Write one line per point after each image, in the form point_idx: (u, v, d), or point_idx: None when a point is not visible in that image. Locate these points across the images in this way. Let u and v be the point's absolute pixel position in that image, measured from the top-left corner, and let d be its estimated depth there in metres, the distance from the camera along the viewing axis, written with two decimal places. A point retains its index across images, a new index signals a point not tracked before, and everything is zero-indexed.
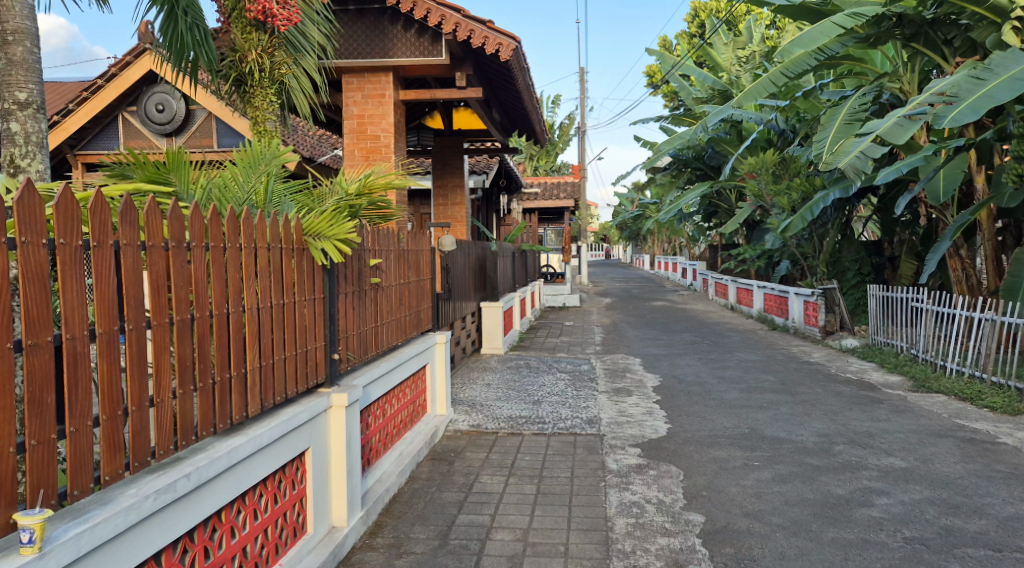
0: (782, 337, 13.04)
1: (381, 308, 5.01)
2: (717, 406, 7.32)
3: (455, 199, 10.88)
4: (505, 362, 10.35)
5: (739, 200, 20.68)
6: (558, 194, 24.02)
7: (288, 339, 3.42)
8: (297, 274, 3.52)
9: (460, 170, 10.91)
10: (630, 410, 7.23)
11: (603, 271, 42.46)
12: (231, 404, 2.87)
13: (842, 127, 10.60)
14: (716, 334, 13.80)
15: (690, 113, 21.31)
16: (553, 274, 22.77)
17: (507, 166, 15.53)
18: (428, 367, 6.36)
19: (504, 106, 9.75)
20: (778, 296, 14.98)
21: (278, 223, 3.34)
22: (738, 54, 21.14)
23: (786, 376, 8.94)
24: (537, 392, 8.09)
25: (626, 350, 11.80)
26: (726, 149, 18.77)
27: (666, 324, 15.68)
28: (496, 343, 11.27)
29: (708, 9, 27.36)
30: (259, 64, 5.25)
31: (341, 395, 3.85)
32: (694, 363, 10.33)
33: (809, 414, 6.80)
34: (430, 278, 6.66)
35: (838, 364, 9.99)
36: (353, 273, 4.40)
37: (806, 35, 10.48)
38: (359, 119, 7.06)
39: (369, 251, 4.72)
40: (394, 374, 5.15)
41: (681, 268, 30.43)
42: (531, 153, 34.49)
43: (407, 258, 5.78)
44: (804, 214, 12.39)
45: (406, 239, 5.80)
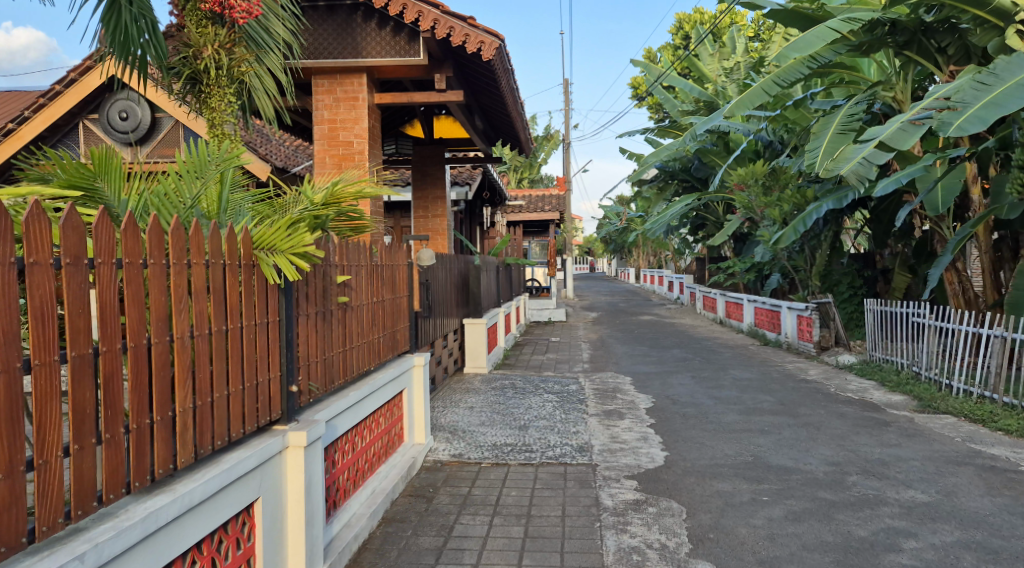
0: (775, 353, 12.66)
1: (350, 330, 4.50)
2: (716, 431, 6.86)
3: (435, 212, 10.39)
4: (489, 382, 9.85)
5: (727, 212, 20.41)
6: (542, 206, 23.63)
7: (233, 370, 2.91)
8: (245, 293, 3.02)
9: (442, 181, 10.43)
10: (623, 435, 6.76)
11: (588, 285, 42.15)
12: (155, 456, 2.35)
13: (835, 136, 10.25)
14: (707, 350, 13.40)
15: (676, 125, 21.05)
16: (538, 288, 22.32)
17: (491, 178, 15.12)
18: (405, 392, 5.83)
19: (487, 113, 9.32)
20: (770, 310, 14.61)
21: (221, 235, 2.84)
22: (724, 65, 20.94)
23: (785, 396, 8.52)
24: (523, 416, 7.59)
25: (615, 368, 11.34)
26: (714, 161, 18.49)
27: (655, 340, 15.25)
28: (479, 362, 10.77)
29: (692, 21, 27.29)
30: (215, 60, 4.74)
31: (299, 433, 3.32)
32: (687, 382, 9.90)
33: (815, 440, 6.36)
34: (408, 295, 6.16)
35: (836, 382, 9.59)
36: (317, 291, 3.90)
37: (802, 39, 10.17)
38: (330, 124, 6.57)
39: (335, 267, 4.22)
40: (365, 404, 4.64)
41: (667, 281, 30.13)
42: (514, 165, 34.14)
43: (381, 274, 5.30)
44: (797, 226, 12.08)
45: (380, 253, 5.31)
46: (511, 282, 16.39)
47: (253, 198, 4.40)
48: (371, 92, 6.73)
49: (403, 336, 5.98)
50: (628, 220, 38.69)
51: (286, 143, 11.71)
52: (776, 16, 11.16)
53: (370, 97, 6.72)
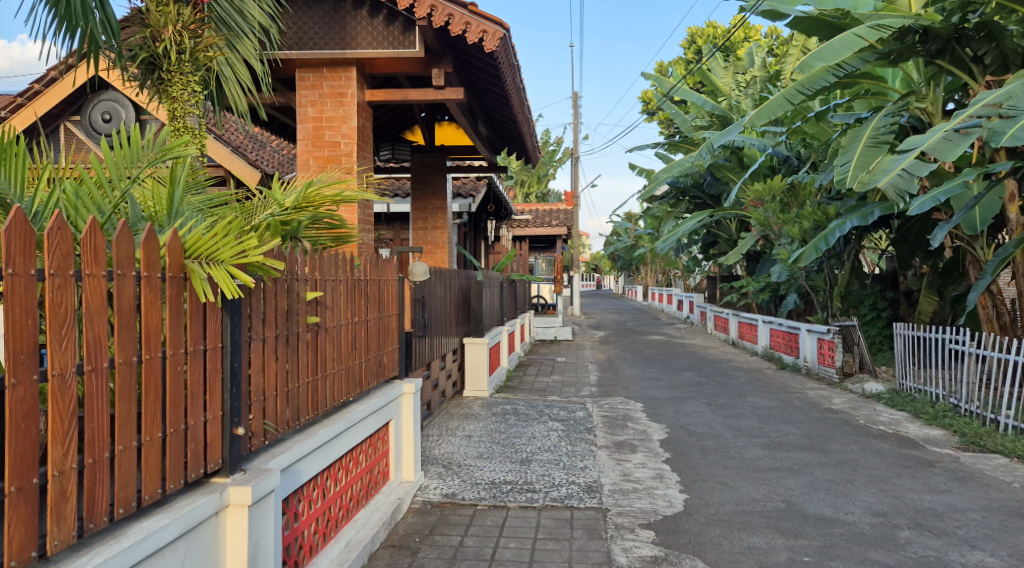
0: (794, 379, 11.94)
1: (322, 356, 3.83)
2: (739, 469, 6.14)
3: (435, 223, 9.80)
4: (489, 407, 9.16)
5: (740, 230, 19.77)
6: (549, 221, 23.03)
7: (151, 414, 2.24)
8: (170, 313, 2.35)
9: (443, 190, 9.81)
10: (637, 473, 6.06)
11: (595, 302, 41.49)
12: (12, 540, 1.69)
13: (867, 150, 9.70)
14: (722, 374, 12.69)
15: (688, 140, 20.47)
16: (543, 305, 21.65)
17: (495, 190, 14.55)
18: (391, 424, 5.14)
19: (491, 119, 8.76)
20: (787, 333, 13.89)
21: (133, 238, 2.19)
22: (738, 78, 20.38)
23: (811, 428, 7.81)
24: (525, 448, 6.90)
25: (625, 393, 10.64)
26: (728, 176, 17.86)
27: (666, 362, 14.55)
28: (480, 385, 10.08)
29: (706, 36, 26.83)
30: (176, 43, 4.14)
31: (242, 489, 2.60)
32: (702, 409, 9.19)
33: (853, 482, 5.63)
34: (397, 313, 5.51)
35: (865, 412, 8.86)
36: (276, 311, 3.24)
37: (827, 47, 9.60)
38: (316, 122, 6.02)
39: (304, 281, 3.57)
40: (340, 442, 3.93)
41: (676, 300, 29.43)
42: (521, 179, 33.63)
43: (365, 291, 4.67)
44: (818, 244, 11.55)
45: (364, 266, 4.67)
46: (515, 298, 15.73)
47: (213, 200, 3.78)
48: (362, 87, 6.17)
49: (391, 358, 5.34)
50: (637, 236, 38.09)
51: (279, 149, 11.27)
52: (799, 24, 10.58)
53: (360, 94, 6.17)
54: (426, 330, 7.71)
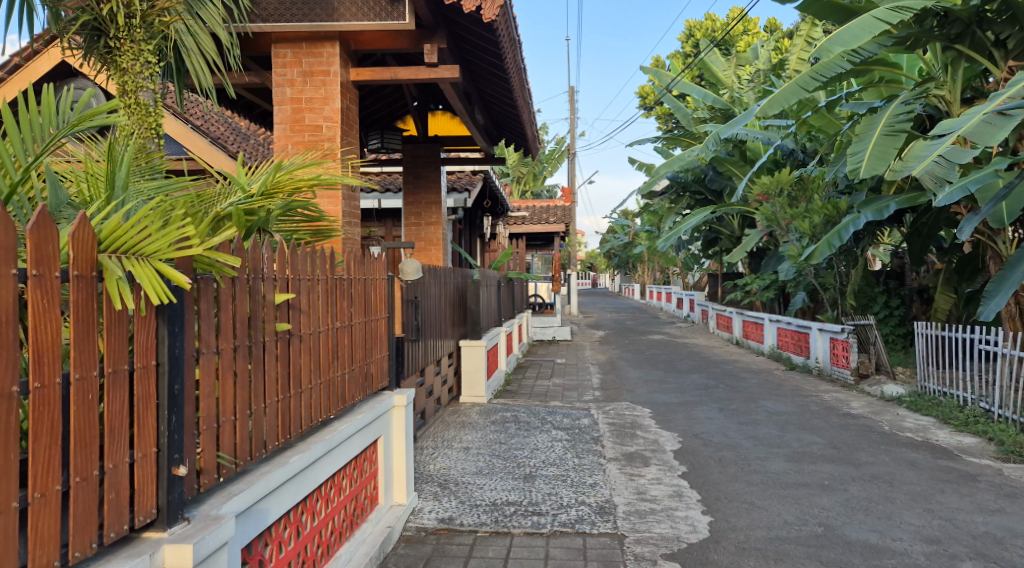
0: (806, 381, 11.41)
1: (295, 369, 3.24)
2: (764, 486, 5.58)
3: (429, 219, 9.23)
4: (488, 414, 8.60)
5: (743, 226, 19.27)
6: (547, 218, 22.47)
7: (43, 462, 1.66)
8: (74, 325, 1.77)
9: (438, 184, 9.23)
10: (653, 491, 5.51)
11: (593, 301, 41.00)
12: None
13: (881, 140, 9.06)
14: (730, 376, 12.17)
15: (689, 134, 19.95)
16: (541, 305, 21.11)
17: (492, 186, 14.01)
18: (381, 441, 4.57)
19: (488, 106, 8.23)
20: (796, 332, 13.36)
21: (13, 224, 1.61)
22: (740, 70, 19.85)
23: (835, 437, 7.27)
24: (529, 462, 6.34)
25: (631, 398, 10.09)
26: (731, 170, 17.33)
27: (670, 363, 14.04)
28: (477, 390, 9.52)
29: (704, 29, 26.32)
30: (124, 4, 3.59)
31: (181, 547, 2.02)
32: (715, 415, 8.65)
33: (893, 501, 5.08)
34: (387, 317, 4.93)
35: (889, 418, 8.32)
36: (234, 318, 2.66)
37: (845, 32, 9.04)
38: (294, 103, 5.51)
39: (271, 281, 2.99)
40: (318, 469, 3.35)
41: (675, 299, 28.91)
42: (517, 177, 33.08)
43: (348, 293, 4.09)
44: (832, 240, 11.10)
45: (347, 264, 4.11)
46: (513, 297, 15.17)
47: (165, 187, 3.21)
48: (346, 65, 5.67)
49: (380, 365, 4.77)
50: (634, 234, 37.58)
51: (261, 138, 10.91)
52: (811, 8, 10.01)
53: (343, 72, 5.67)
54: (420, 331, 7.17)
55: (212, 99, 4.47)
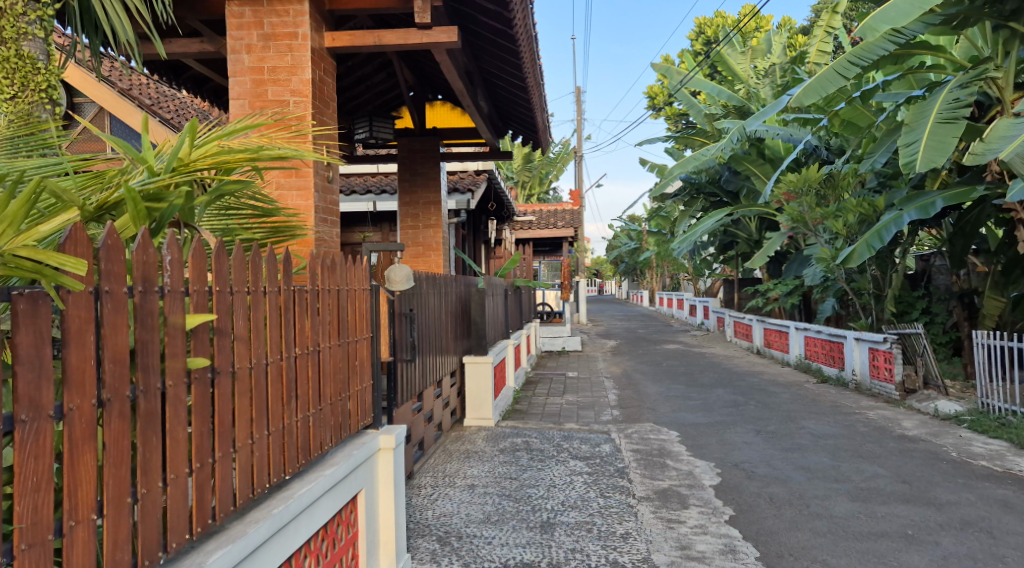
0: (845, 397, 10.38)
1: (223, 420, 2.26)
2: (835, 537, 4.57)
3: (428, 221, 8.28)
4: (495, 441, 7.63)
5: (761, 228, 18.28)
6: (554, 222, 21.53)
7: None
8: None
9: (436, 181, 8.27)
10: (699, 545, 4.50)
11: (602, 309, 39.91)
12: None
13: (939, 127, 8.10)
14: (759, 391, 11.17)
15: (703, 132, 19.03)
16: (549, 314, 20.15)
17: (496, 187, 13.08)
18: (361, 495, 3.58)
19: (492, 91, 7.41)
20: (827, 341, 12.35)
21: None
22: (756, 64, 18.93)
23: (900, 467, 6.27)
24: (545, 505, 5.35)
25: (654, 418, 9.11)
26: (749, 168, 16.21)
27: (691, 375, 13.05)
28: (483, 412, 8.53)
29: (714, 26, 25.45)
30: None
31: None
32: (752, 439, 7.65)
33: (1005, 562, 4.06)
34: (370, 337, 3.96)
35: (952, 441, 7.30)
36: (98, 353, 1.67)
37: (893, 8, 7.94)
38: (255, 74, 4.78)
39: (178, 295, 2.02)
40: (266, 559, 2.36)
41: (687, 306, 27.88)
42: (522, 181, 32.13)
43: (313, 310, 3.13)
44: (871, 241, 10.15)
45: (311, 270, 3.17)
46: (520, 306, 14.19)
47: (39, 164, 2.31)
48: (317, 28, 4.91)
49: (362, 398, 3.82)
50: (642, 238, 36.59)
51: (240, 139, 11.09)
52: None
53: (316, 37, 4.90)
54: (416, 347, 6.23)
55: (136, 60, 3.36)
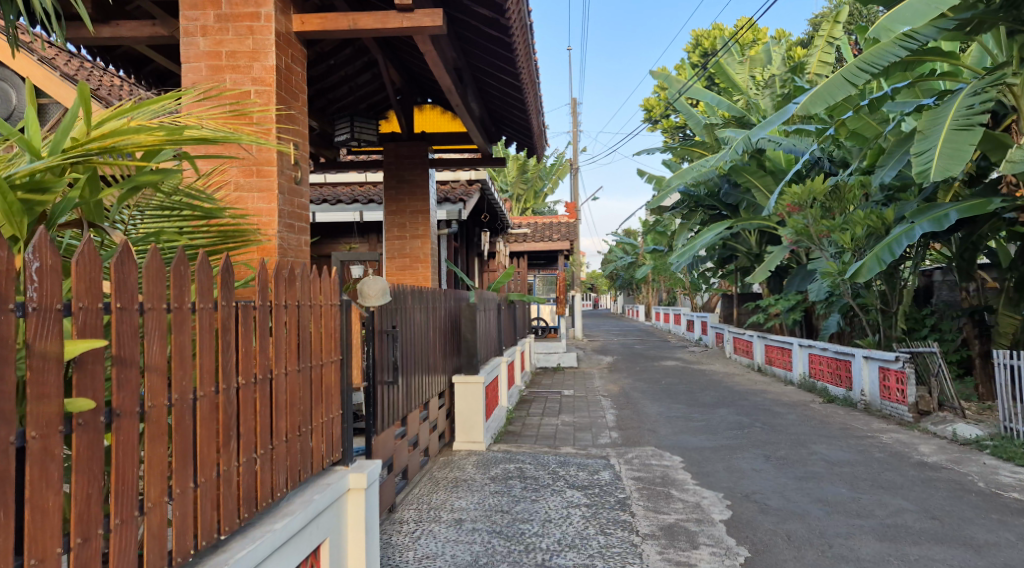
0: (855, 419, 9.88)
1: (125, 476, 1.76)
2: None
3: (416, 231, 7.80)
4: (486, 467, 7.10)
5: (762, 242, 17.85)
6: (550, 235, 21.07)
7: None
8: None
9: (424, 188, 7.79)
10: None
11: (597, 324, 39.44)
12: None
13: (954, 134, 7.65)
14: (763, 411, 10.67)
15: (702, 143, 18.66)
16: (544, 329, 19.64)
17: (490, 198, 12.62)
18: (326, 545, 3.06)
19: (483, 91, 6.98)
20: (834, 360, 11.87)
21: None
22: (756, 75, 18.62)
23: (926, 499, 5.77)
24: (539, 544, 4.81)
25: (655, 442, 8.60)
26: (748, 180, 15.86)
27: (691, 394, 12.55)
28: (474, 435, 7.99)
29: (712, 38, 25.22)
30: None
31: None
32: (762, 466, 7.14)
33: None
34: (339, 360, 3.45)
35: (977, 469, 6.81)
36: None
37: (905, 8, 7.55)
38: (212, 59, 4.35)
39: (50, 316, 1.52)
40: None
41: (685, 321, 27.39)
42: (517, 194, 31.74)
43: (265, 330, 2.63)
44: (881, 254, 9.72)
45: (263, 281, 2.68)
46: (514, 320, 13.70)
47: None
48: (284, 11, 4.48)
49: (330, 430, 3.30)
50: (638, 252, 36.16)
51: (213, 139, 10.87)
52: None
53: (282, 20, 4.47)
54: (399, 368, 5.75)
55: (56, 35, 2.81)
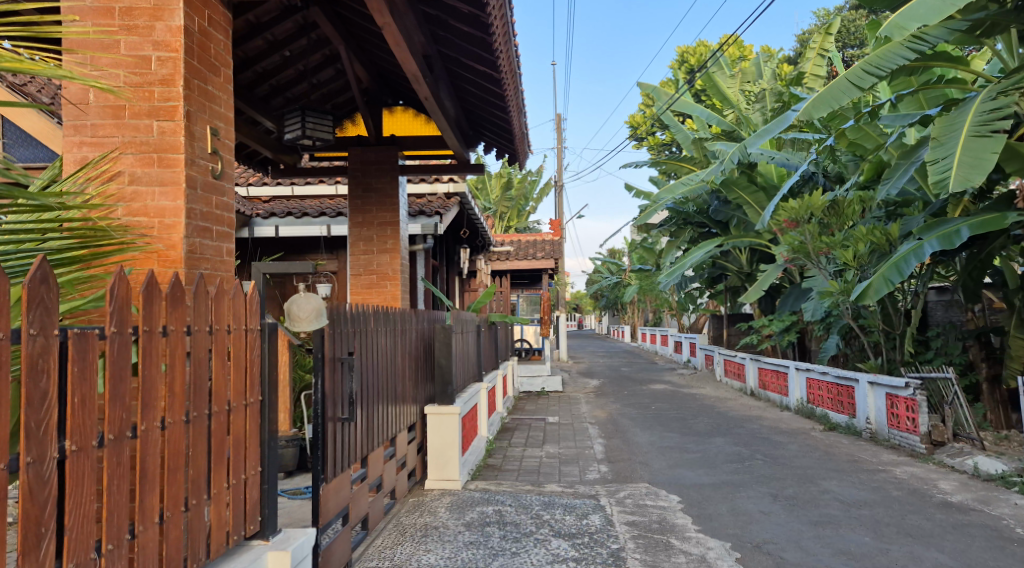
0: (861, 450, 9.19)
1: None
2: None
3: (384, 245, 7.05)
4: (461, 511, 6.27)
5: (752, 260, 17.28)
6: (534, 253, 20.37)
7: None
8: None
9: (393, 198, 7.06)
10: None
11: (582, 344, 38.71)
12: None
13: (974, 141, 7.03)
14: (762, 441, 9.96)
15: (690, 159, 18.13)
16: (528, 351, 18.87)
17: (470, 213, 11.91)
18: None
19: (459, 83, 6.29)
20: (834, 385, 11.21)
21: None
22: (746, 89, 18.18)
23: (965, 551, 5.03)
24: None
25: (649, 477, 7.83)
26: (739, 195, 15.32)
27: (683, 421, 11.81)
28: (448, 473, 7.17)
29: (698, 54, 24.90)
30: None
31: None
32: (770, 507, 6.39)
33: None
34: (261, 399, 2.68)
35: (1011, 511, 6.10)
36: None
37: (919, 4, 7.08)
38: (105, 17, 3.47)
39: None
40: None
41: (671, 342, 26.76)
42: (501, 212, 31.10)
43: (120, 371, 1.91)
44: (889, 274, 9.11)
45: (123, 300, 1.94)
46: (496, 342, 12.93)
47: None
48: None
49: (243, 490, 2.52)
50: (624, 272, 35.59)
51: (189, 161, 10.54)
52: None
53: None
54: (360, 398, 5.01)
55: None
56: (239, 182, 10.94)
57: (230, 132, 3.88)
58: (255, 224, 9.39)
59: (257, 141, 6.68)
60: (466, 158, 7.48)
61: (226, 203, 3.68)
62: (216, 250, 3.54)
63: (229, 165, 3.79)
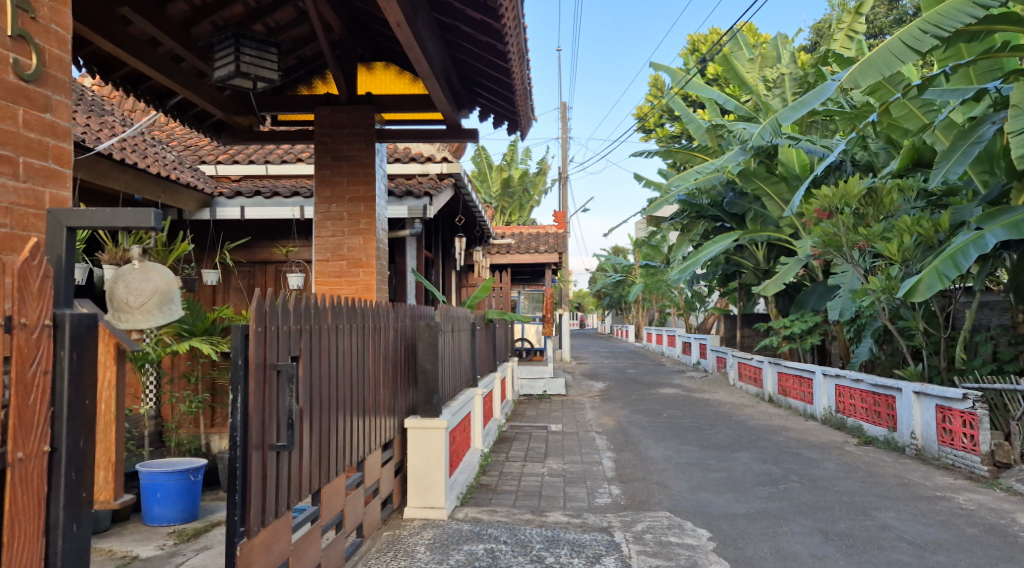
0: (909, 469, 8.03)
1: None
2: None
3: (357, 225, 5.94)
4: (443, 551, 5.11)
5: (770, 257, 16.12)
6: (536, 246, 19.16)
7: None
8: None
9: (367, 167, 5.97)
10: None
11: (586, 345, 37.49)
12: None
13: None
14: (792, 457, 8.80)
15: (704, 148, 16.99)
16: (529, 351, 17.69)
17: (466, 198, 10.76)
18: None
19: (446, 16, 5.06)
20: (869, 394, 10.06)
21: None
22: (765, 73, 17.02)
23: None
24: None
25: (669, 504, 6.66)
26: (758, 185, 14.16)
27: (700, 432, 10.64)
28: (431, 497, 6.04)
29: (710, 42, 23.71)
30: None
31: None
32: (824, 549, 5.20)
33: None
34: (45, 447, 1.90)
35: None
36: None
37: None
38: None
39: None
40: None
41: (679, 344, 25.53)
42: (502, 207, 29.77)
43: None
44: (943, 268, 7.93)
45: None
46: (494, 341, 11.79)
47: None
48: None
49: None
50: (629, 271, 34.37)
51: (150, 136, 9.40)
52: None
53: None
54: (311, 414, 3.89)
55: None
56: (207, 161, 9.85)
57: (65, 17, 2.75)
58: (218, 204, 8.28)
59: (202, 96, 5.64)
60: (457, 119, 6.26)
61: (49, 123, 2.61)
62: (23, 192, 2.49)
63: (55, 63, 2.68)
